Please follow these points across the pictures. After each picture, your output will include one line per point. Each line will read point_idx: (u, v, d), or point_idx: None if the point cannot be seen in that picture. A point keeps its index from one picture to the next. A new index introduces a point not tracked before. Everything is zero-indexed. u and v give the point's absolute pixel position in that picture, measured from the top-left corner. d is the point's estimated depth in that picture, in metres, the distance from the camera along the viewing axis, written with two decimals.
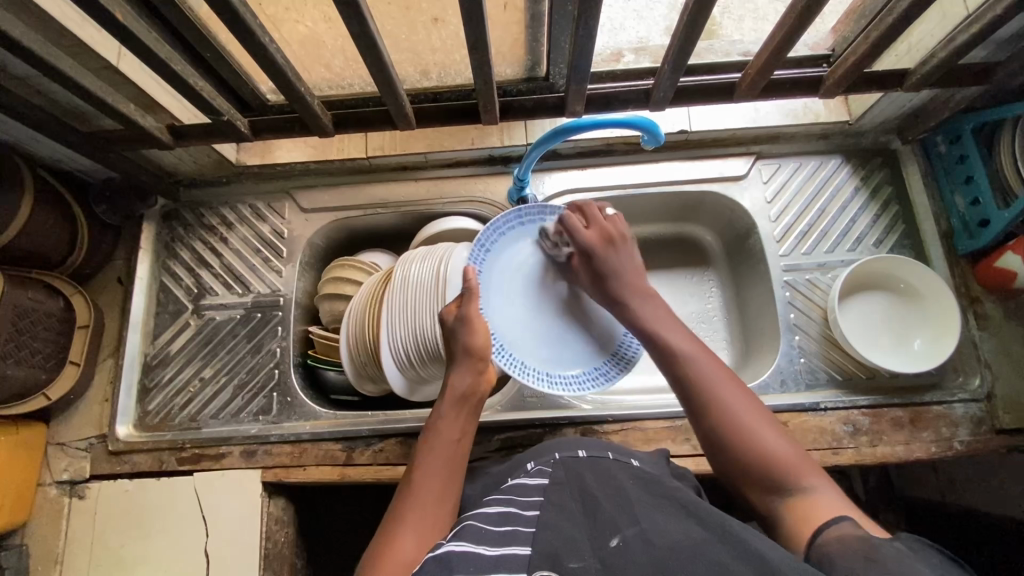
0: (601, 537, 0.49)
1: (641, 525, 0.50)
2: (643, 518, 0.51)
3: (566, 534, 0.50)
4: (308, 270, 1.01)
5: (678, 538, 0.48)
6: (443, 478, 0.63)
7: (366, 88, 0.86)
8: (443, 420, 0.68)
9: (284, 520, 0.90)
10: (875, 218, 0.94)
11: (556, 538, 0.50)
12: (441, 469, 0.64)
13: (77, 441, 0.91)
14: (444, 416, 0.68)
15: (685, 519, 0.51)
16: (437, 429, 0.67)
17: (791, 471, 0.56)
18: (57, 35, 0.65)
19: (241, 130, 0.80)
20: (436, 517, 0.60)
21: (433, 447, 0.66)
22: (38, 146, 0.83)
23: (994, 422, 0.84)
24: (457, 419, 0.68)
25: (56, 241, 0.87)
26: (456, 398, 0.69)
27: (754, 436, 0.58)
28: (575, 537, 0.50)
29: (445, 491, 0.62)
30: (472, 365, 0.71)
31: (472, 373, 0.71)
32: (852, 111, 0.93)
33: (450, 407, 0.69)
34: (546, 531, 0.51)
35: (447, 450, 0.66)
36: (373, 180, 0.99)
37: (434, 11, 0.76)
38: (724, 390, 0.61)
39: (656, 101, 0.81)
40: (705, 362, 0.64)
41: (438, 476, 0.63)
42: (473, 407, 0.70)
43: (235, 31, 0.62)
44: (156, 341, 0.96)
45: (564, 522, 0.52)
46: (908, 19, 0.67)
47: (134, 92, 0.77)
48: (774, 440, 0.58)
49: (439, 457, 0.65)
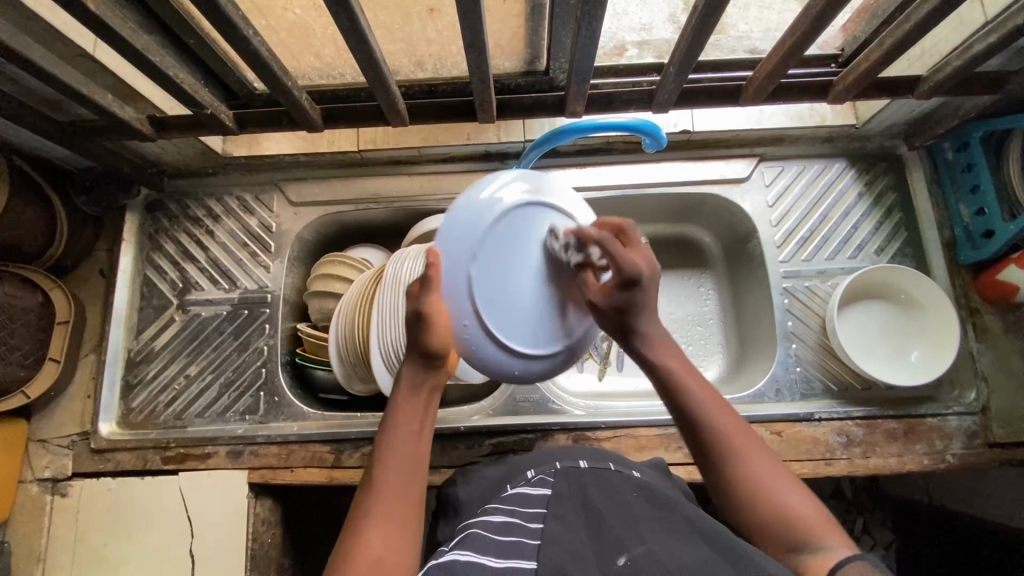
0: (607, 555, 0.48)
1: (648, 542, 0.48)
2: (650, 536, 0.49)
3: (570, 547, 0.49)
4: (297, 265, 0.98)
5: (686, 557, 0.46)
6: (404, 481, 0.58)
7: (358, 79, 0.82)
8: (397, 409, 0.61)
9: (270, 520, 0.89)
10: (877, 226, 0.92)
11: (561, 551, 0.48)
12: (400, 470, 0.58)
13: (58, 438, 0.90)
14: (401, 405, 0.61)
15: (692, 538, 0.49)
16: (395, 421, 0.61)
17: (802, 527, 0.52)
18: (28, 22, 0.61)
19: (226, 123, 0.77)
20: (403, 516, 0.56)
21: (392, 434, 0.60)
22: (12, 134, 0.80)
23: (987, 436, 0.84)
24: (415, 410, 0.62)
25: (33, 233, 0.84)
26: (408, 387, 0.62)
27: (754, 479, 0.56)
28: (580, 551, 0.48)
29: (407, 496, 0.57)
30: (426, 362, 0.61)
31: (426, 364, 0.61)
32: (860, 115, 0.90)
33: (404, 396, 0.61)
34: (550, 545, 0.49)
35: (411, 453, 0.59)
36: (364, 174, 0.96)
37: (430, 1, 0.72)
38: (739, 442, 0.58)
39: (659, 103, 0.78)
40: (698, 389, 0.61)
41: (400, 466, 0.58)
42: (430, 394, 0.63)
43: (216, 23, 0.58)
44: (139, 336, 0.94)
45: (568, 535, 0.50)
46: (925, 27, 0.64)
47: (113, 81, 0.73)
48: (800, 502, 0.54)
49: (395, 446, 0.59)
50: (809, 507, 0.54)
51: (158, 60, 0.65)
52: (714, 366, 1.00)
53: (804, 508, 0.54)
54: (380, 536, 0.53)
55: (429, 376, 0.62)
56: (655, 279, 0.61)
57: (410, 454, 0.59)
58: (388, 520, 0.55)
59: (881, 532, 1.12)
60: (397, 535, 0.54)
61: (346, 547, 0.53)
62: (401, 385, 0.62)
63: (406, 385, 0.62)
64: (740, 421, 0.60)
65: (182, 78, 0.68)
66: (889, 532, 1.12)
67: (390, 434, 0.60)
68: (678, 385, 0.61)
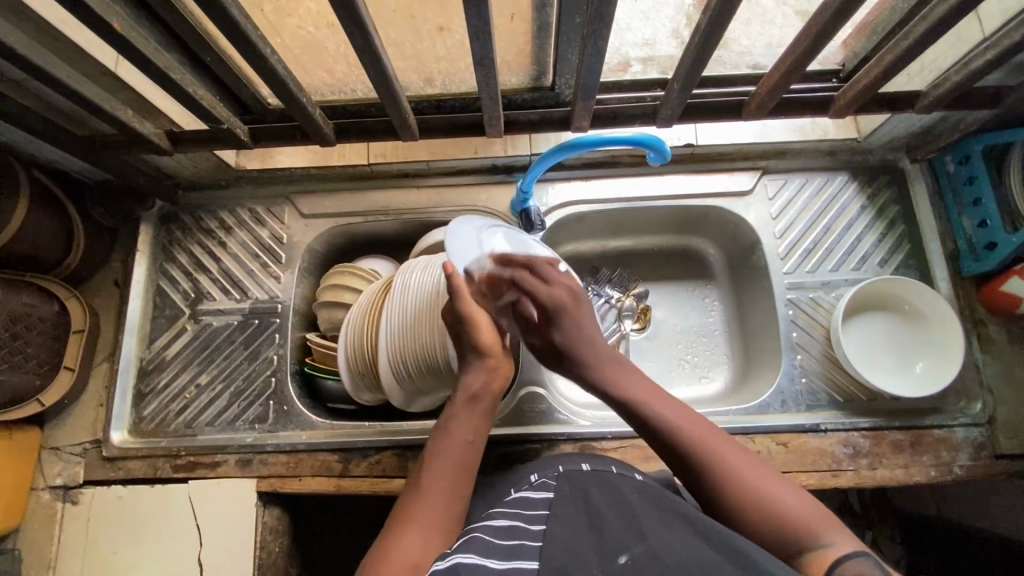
0: (608, 552, 0.48)
1: (649, 541, 0.48)
2: (650, 534, 0.49)
3: (571, 547, 0.49)
4: (307, 276, 1.00)
5: (687, 555, 0.46)
6: (451, 485, 0.60)
7: (369, 94, 0.85)
8: (453, 418, 0.65)
9: (278, 529, 0.90)
10: (880, 238, 0.93)
11: (561, 551, 0.49)
12: (447, 478, 0.60)
13: (71, 446, 0.91)
14: (457, 416, 0.65)
15: (691, 536, 0.49)
16: (449, 431, 0.63)
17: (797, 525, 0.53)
18: (54, 41, 0.64)
19: (241, 138, 0.78)
20: (446, 521, 0.57)
21: (444, 444, 0.63)
22: (32, 147, 0.82)
23: (994, 448, 0.84)
24: (472, 424, 0.64)
25: (52, 244, 0.86)
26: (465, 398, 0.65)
27: (745, 484, 0.57)
28: (582, 552, 0.48)
29: (452, 500, 0.59)
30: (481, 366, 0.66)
31: (485, 376, 0.66)
32: (861, 128, 0.92)
33: (462, 409, 0.65)
34: (551, 545, 0.49)
35: (464, 460, 0.62)
36: (372, 187, 0.98)
37: (440, 19, 0.75)
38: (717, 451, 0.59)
39: (664, 117, 0.79)
40: (657, 402, 0.64)
41: (445, 480, 0.60)
42: (486, 408, 0.66)
43: (235, 42, 0.61)
44: (152, 345, 0.95)
45: (571, 535, 0.51)
46: (923, 45, 0.65)
47: (132, 97, 0.75)
48: (798, 504, 0.55)
49: (449, 452, 0.62)
50: (801, 502, 0.55)
51: (178, 77, 0.67)
52: (720, 377, 1.00)
53: (795, 500, 0.55)
54: (424, 528, 0.55)
55: (482, 386, 0.65)
56: (578, 304, 0.70)
57: (462, 468, 0.61)
58: (429, 521, 0.56)
59: (891, 547, 1.11)
60: (437, 536, 0.55)
61: (391, 536, 0.54)
62: (461, 400, 0.65)
63: (464, 398, 0.65)
64: (703, 421, 0.63)
65: (201, 95, 0.70)
66: (899, 547, 1.11)
67: (443, 445, 0.62)
68: (641, 403, 0.64)
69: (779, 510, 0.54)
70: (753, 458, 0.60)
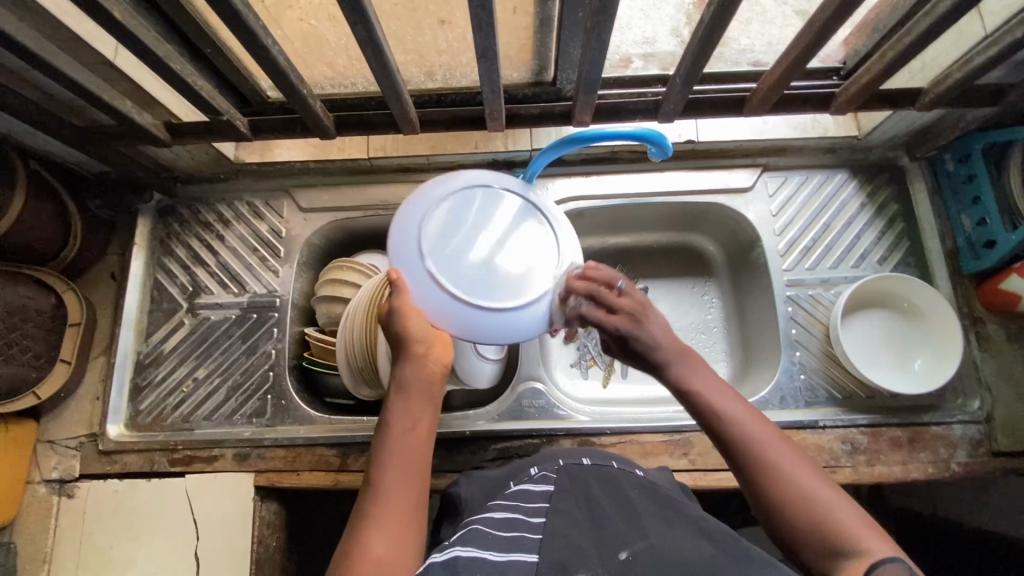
0: (608, 548, 0.47)
1: (650, 538, 0.48)
2: (651, 531, 0.49)
3: (572, 542, 0.49)
4: (306, 270, 0.99)
5: (688, 553, 0.46)
6: (406, 481, 0.56)
7: (369, 87, 0.84)
8: (395, 412, 0.59)
9: (275, 524, 0.89)
10: (880, 235, 0.94)
11: (561, 545, 0.48)
12: (400, 473, 0.56)
13: (67, 439, 0.90)
14: (393, 410, 0.59)
15: (693, 534, 0.49)
16: (390, 424, 0.59)
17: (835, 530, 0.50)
18: (52, 30, 0.63)
19: (241, 130, 0.78)
20: (409, 520, 0.54)
21: (389, 440, 0.58)
22: (29, 138, 0.81)
23: (991, 445, 0.84)
24: (415, 415, 0.59)
25: (48, 236, 0.86)
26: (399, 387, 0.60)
27: (786, 482, 0.53)
28: (583, 547, 0.48)
29: (412, 494, 0.56)
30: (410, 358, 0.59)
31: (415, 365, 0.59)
32: (862, 126, 0.92)
33: (398, 399, 0.60)
34: (553, 539, 0.49)
35: (414, 454, 0.58)
36: (372, 182, 0.98)
37: (441, 13, 0.74)
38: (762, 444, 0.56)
39: (665, 112, 0.79)
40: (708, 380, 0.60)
41: (398, 478, 0.56)
42: (431, 394, 0.61)
43: (235, 32, 0.60)
44: (149, 338, 0.95)
45: (571, 530, 0.50)
46: (924, 43, 0.65)
47: (131, 88, 0.75)
48: (843, 507, 0.51)
49: (393, 453, 0.57)
50: (848, 509, 0.51)
51: (178, 67, 0.66)
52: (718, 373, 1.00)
53: (840, 504, 0.52)
54: (381, 536, 0.52)
55: (414, 372, 0.60)
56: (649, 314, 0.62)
57: (413, 462, 0.57)
58: (392, 523, 0.53)
59: None
60: (401, 534, 0.53)
61: (349, 552, 0.52)
62: (400, 393, 0.60)
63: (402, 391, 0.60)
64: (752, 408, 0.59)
65: (200, 85, 0.70)
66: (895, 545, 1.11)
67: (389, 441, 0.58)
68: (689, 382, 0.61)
69: (823, 514, 0.51)
70: (799, 451, 0.56)
